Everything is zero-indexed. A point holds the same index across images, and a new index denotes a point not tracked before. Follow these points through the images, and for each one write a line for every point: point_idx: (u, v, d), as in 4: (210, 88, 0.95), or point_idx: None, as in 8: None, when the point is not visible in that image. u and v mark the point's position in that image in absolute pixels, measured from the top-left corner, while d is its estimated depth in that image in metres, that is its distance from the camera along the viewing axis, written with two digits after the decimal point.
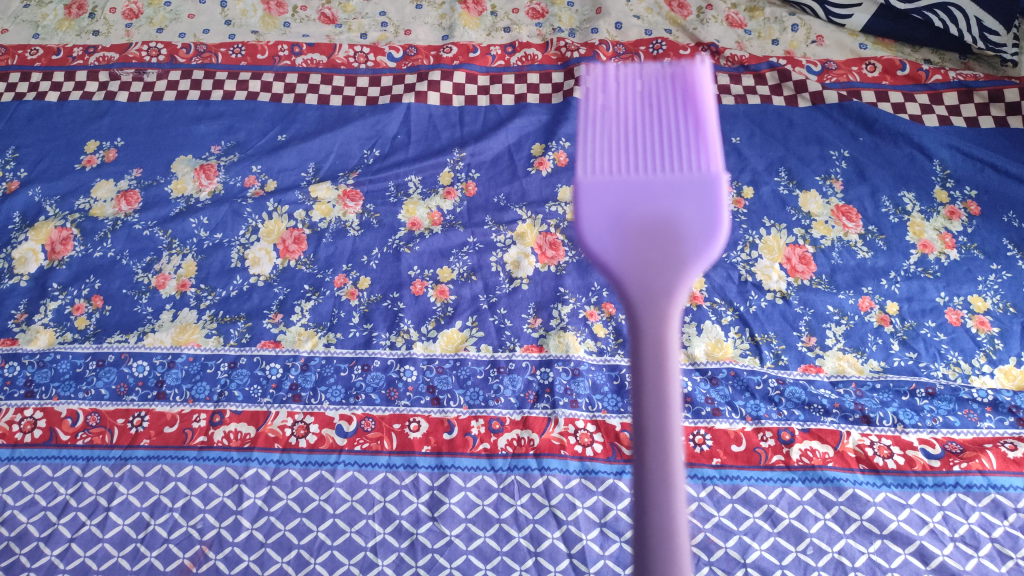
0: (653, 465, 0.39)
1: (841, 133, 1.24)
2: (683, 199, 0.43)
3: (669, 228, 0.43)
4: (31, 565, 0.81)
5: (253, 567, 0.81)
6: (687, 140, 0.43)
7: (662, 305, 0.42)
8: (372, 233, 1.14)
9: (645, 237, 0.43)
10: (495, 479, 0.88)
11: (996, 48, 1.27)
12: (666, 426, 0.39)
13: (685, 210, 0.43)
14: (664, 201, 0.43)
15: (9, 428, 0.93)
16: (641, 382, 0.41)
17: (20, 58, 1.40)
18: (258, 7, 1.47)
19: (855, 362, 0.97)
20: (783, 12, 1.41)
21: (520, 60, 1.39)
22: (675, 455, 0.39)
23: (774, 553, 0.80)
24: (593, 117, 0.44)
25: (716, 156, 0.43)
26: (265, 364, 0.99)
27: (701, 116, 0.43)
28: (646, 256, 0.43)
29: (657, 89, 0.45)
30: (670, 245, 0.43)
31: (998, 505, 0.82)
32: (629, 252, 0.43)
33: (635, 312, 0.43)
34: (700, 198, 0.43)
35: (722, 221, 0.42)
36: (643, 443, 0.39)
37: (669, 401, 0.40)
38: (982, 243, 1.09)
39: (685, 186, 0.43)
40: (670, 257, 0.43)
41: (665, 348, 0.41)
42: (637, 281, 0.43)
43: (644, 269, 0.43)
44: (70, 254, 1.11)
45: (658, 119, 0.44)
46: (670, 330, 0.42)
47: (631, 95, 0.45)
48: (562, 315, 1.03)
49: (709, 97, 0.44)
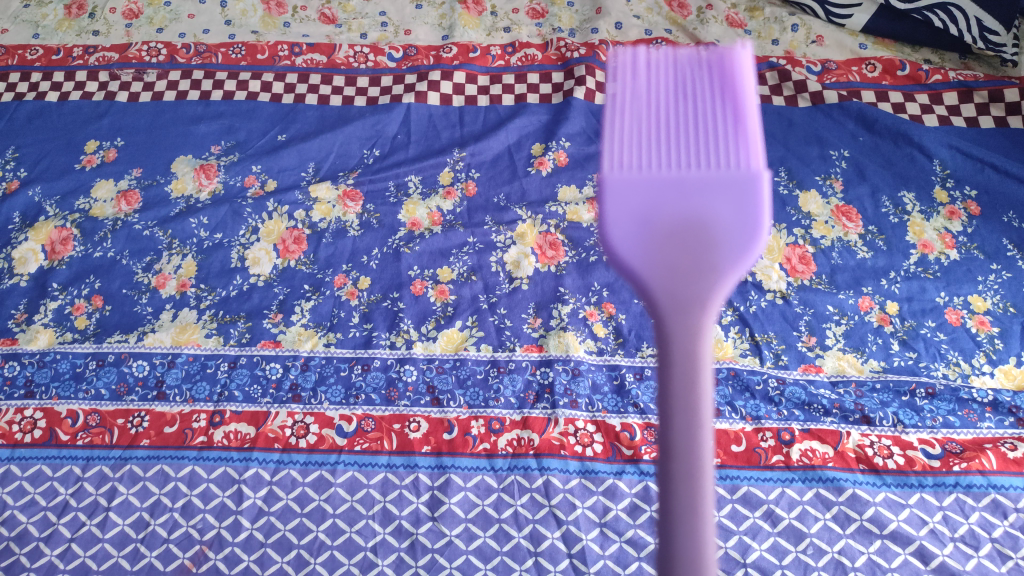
0: (682, 489, 0.36)
1: (841, 133, 1.24)
2: (720, 196, 0.37)
3: (703, 231, 0.38)
4: (31, 565, 0.81)
5: (253, 568, 0.81)
6: (727, 132, 0.38)
7: (693, 316, 0.38)
8: (372, 233, 1.14)
9: (676, 241, 0.38)
10: (495, 479, 0.88)
11: (996, 48, 1.28)
12: (696, 448, 0.36)
13: (721, 209, 0.37)
14: (700, 200, 0.37)
15: (9, 428, 0.93)
16: (669, 400, 0.37)
17: (20, 58, 1.40)
18: (258, 7, 1.47)
19: (855, 362, 0.98)
20: (783, 12, 1.41)
21: (520, 60, 1.39)
22: (705, 478, 0.36)
23: (774, 553, 0.80)
24: (620, 105, 0.39)
25: (759, 149, 0.37)
26: (265, 364, 0.99)
27: (743, 106, 0.38)
28: (676, 261, 0.38)
29: (693, 74, 0.39)
30: (704, 250, 0.38)
31: (998, 505, 0.82)
32: (658, 258, 0.38)
33: (664, 323, 0.38)
34: (740, 196, 0.37)
35: (764, 225, 0.37)
36: (670, 466, 0.36)
37: (699, 421, 0.37)
38: (982, 243, 1.09)
39: (724, 184, 0.37)
40: (703, 264, 0.38)
41: (696, 362, 0.38)
42: (667, 290, 0.38)
43: (673, 276, 0.38)
44: (70, 254, 1.11)
45: (694, 107, 0.38)
46: (701, 344, 0.38)
47: (664, 82, 0.39)
48: (562, 315, 1.03)
49: (752, 86, 0.38)
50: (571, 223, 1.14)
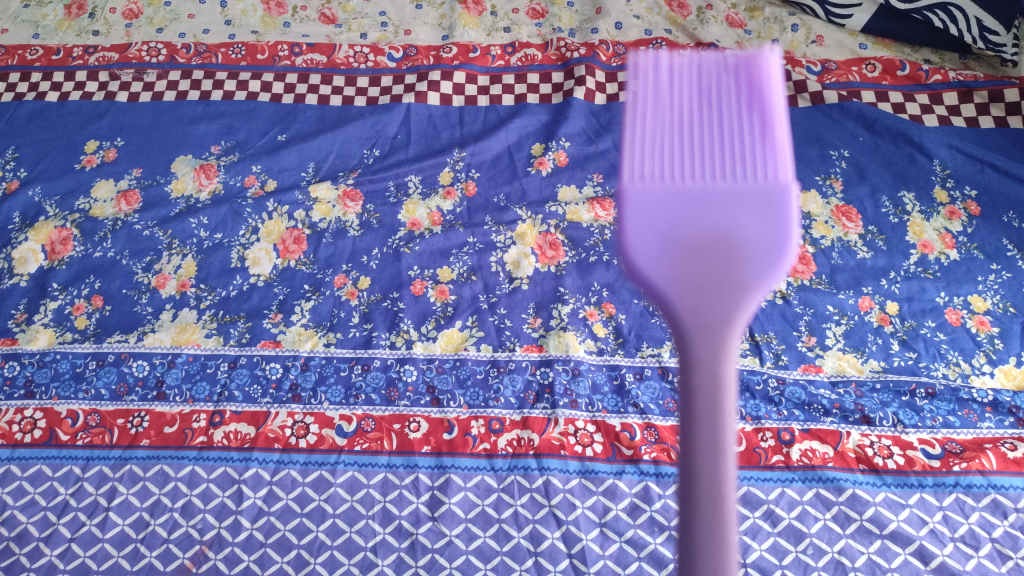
0: (706, 523, 0.34)
1: (840, 133, 1.24)
2: (746, 209, 0.36)
3: (727, 246, 0.36)
4: (31, 565, 0.80)
5: (253, 568, 0.81)
6: (753, 142, 0.36)
7: (719, 336, 0.36)
8: (372, 233, 1.14)
9: (700, 256, 0.36)
10: (495, 479, 0.88)
11: (996, 48, 1.28)
12: (720, 478, 0.34)
13: (746, 224, 0.36)
14: (724, 212, 0.36)
15: (9, 428, 0.93)
16: (692, 427, 0.35)
17: (20, 58, 1.39)
18: (258, 7, 1.47)
19: (855, 362, 0.98)
20: (783, 12, 1.41)
21: (520, 60, 1.39)
22: (729, 511, 0.34)
23: (774, 553, 0.80)
24: (642, 111, 0.37)
25: (788, 161, 0.35)
26: (265, 364, 0.99)
27: (772, 114, 0.36)
28: (700, 278, 0.37)
29: (718, 78, 0.37)
30: (729, 266, 0.36)
31: (998, 505, 0.82)
32: (681, 273, 0.36)
33: (687, 344, 0.37)
34: (766, 211, 0.36)
35: (791, 241, 0.36)
36: (692, 495, 0.34)
37: (724, 447, 0.35)
38: (982, 243, 1.09)
39: (749, 199, 0.36)
40: (729, 280, 0.36)
41: (722, 387, 0.36)
42: (690, 309, 0.37)
43: (696, 294, 0.37)
44: (70, 254, 1.11)
45: (719, 113, 0.37)
46: (727, 366, 0.36)
47: (687, 86, 0.37)
48: (562, 315, 1.03)
49: (780, 94, 0.36)
50: (571, 223, 1.14)
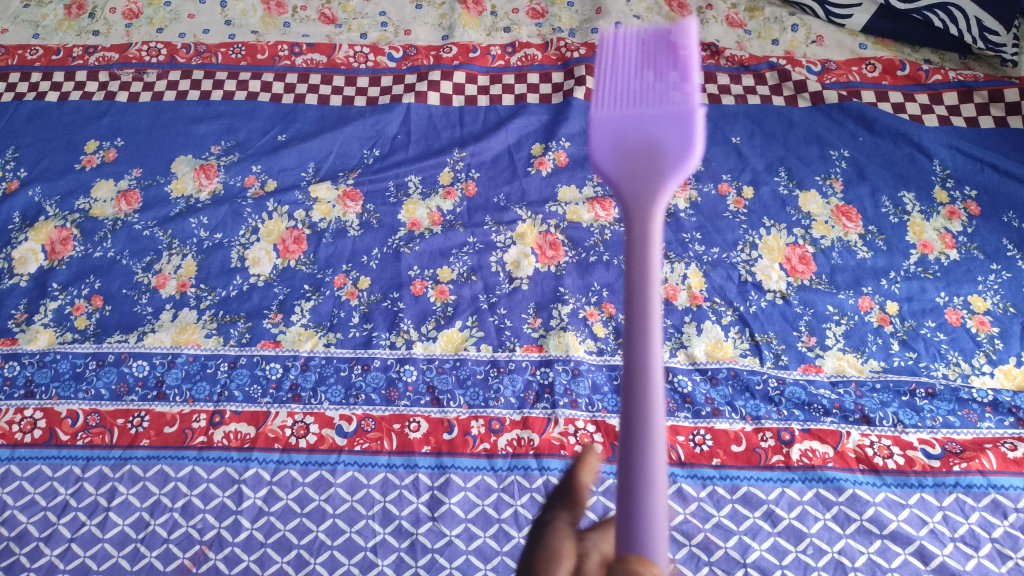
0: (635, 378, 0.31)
1: (840, 133, 1.24)
2: (673, 115, 0.39)
3: (656, 143, 0.39)
4: (31, 565, 0.81)
5: (253, 568, 0.81)
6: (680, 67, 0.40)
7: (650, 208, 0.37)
8: (372, 233, 1.14)
9: (637, 153, 0.39)
10: (495, 479, 0.88)
11: (996, 48, 1.27)
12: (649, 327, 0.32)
13: (671, 128, 0.39)
14: (656, 118, 0.39)
15: (9, 428, 0.93)
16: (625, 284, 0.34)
17: (20, 58, 1.40)
18: (258, 7, 1.47)
19: (855, 362, 0.97)
20: (783, 12, 1.41)
21: (520, 60, 1.39)
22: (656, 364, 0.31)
23: (775, 553, 0.80)
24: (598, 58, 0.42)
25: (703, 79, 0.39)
26: (265, 364, 0.99)
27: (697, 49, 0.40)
28: (638, 171, 0.39)
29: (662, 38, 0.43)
30: (660, 155, 0.39)
31: (998, 505, 0.82)
32: (621, 166, 0.39)
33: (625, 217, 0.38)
34: (688, 115, 0.39)
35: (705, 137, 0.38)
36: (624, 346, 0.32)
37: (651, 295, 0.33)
38: (982, 243, 1.09)
39: (675, 110, 0.39)
40: (657, 168, 0.38)
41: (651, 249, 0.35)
42: (628, 193, 0.38)
43: (633, 178, 0.38)
44: (70, 254, 1.11)
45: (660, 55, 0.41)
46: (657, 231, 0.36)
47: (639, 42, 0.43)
48: (562, 315, 1.03)
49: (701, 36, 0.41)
50: (571, 223, 1.14)
